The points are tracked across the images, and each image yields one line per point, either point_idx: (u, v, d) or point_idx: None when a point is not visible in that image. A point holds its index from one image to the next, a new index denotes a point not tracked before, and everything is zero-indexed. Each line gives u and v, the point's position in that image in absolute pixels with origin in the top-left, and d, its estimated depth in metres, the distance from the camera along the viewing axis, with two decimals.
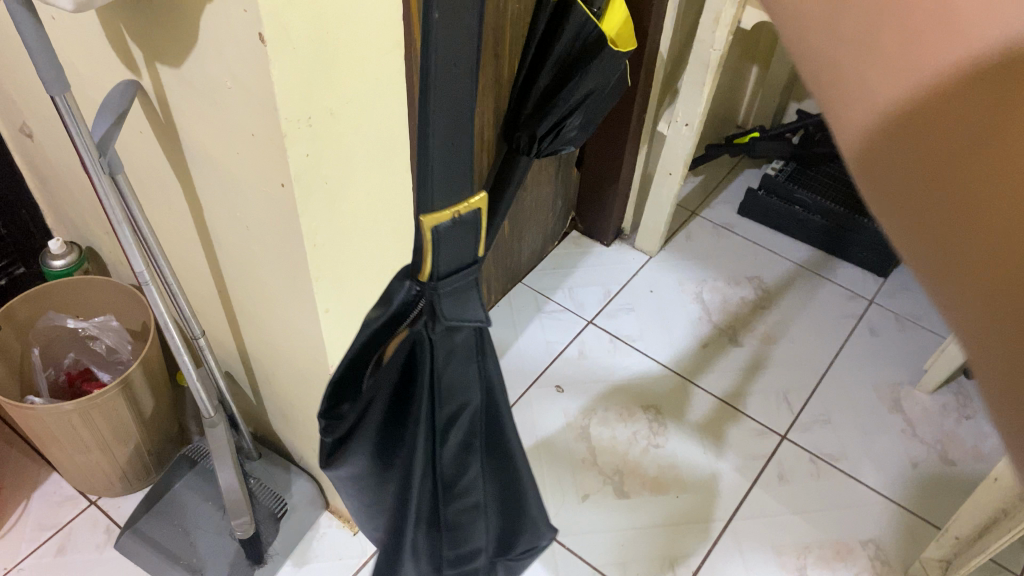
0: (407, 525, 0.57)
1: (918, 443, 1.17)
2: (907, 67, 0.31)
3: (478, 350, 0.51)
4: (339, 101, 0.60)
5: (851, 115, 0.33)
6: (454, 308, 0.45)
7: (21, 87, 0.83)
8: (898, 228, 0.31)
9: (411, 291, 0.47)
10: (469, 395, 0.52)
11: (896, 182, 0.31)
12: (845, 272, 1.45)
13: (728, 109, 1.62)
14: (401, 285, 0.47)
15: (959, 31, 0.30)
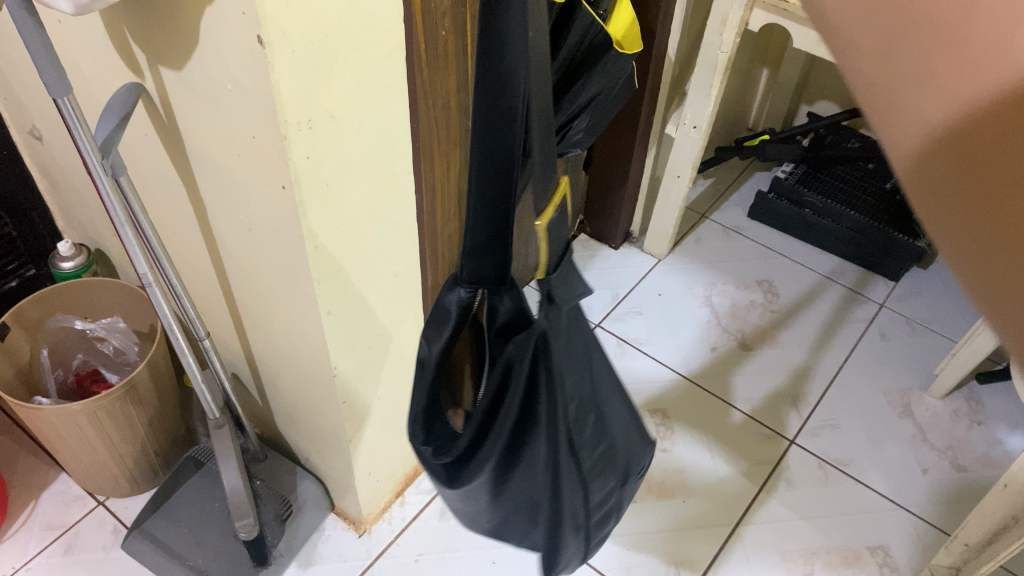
0: (563, 493, 0.65)
1: (928, 449, 1.16)
2: (969, 72, 0.24)
3: (575, 317, 0.61)
4: (339, 104, 0.60)
5: (895, 135, 0.26)
6: (563, 285, 0.57)
7: (30, 90, 0.84)
8: (991, 279, 0.23)
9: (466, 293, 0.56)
10: (573, 351, 0.61)
11: (991, 214, 0.24)
12: (882, 289, 1.41)
13: (738, 111, 1.62)
14: (453, 290, 0.57)
15: (1014, 52, 0.23)
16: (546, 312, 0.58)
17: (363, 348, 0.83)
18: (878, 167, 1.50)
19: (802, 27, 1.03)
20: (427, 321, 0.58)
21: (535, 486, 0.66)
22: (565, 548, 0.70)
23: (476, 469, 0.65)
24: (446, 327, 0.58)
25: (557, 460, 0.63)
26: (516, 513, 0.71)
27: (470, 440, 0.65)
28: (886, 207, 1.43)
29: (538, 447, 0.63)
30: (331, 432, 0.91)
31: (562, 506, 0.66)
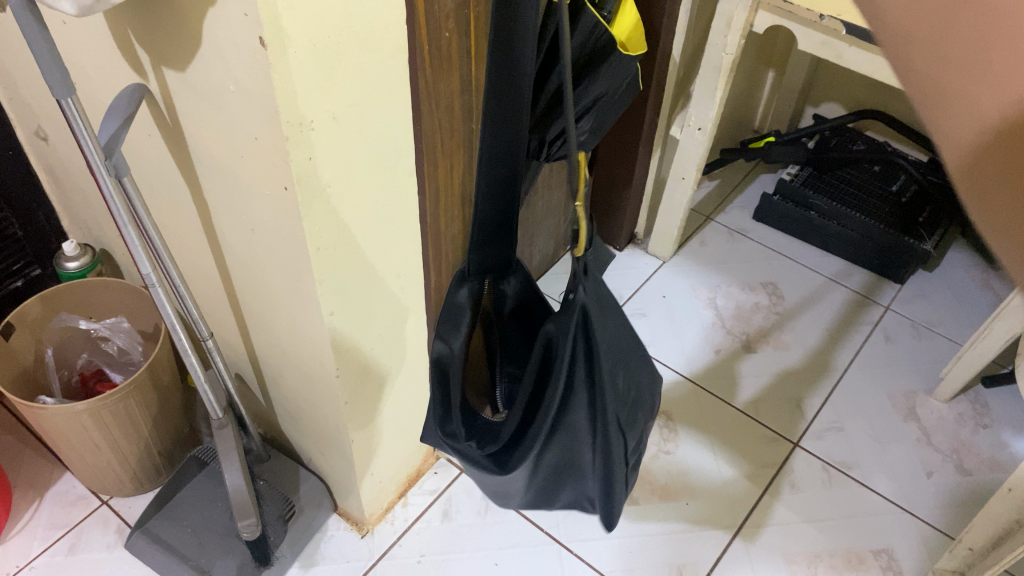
0: (615, 455, 0.74)
1: (933, 452, 1.15)
2: None
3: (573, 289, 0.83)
4: (340, 105, 0.60)
5: (944, 129, 0.21)
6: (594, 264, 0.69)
7: (35, 90, 0.84)
8: None
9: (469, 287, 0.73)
10: (608, 330, 0.71)
11: None
12: (890, 294, 1.40)
13: (744, 113, 1.61)
14: (459, 287, 0.74)
15: None
16: (583, 288, 0.68)
17: (365, 349, 0.83)
18: (883, 169, 1.50)
19: (807, 28, 1.02)
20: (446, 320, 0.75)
21: (580, 451, 0.78)
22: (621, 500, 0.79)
23: (524, 450, 0.77)
24: (459, 321, 0.75)
25: (608, 425, 0.72)
26: (562, 472, 0.82)
27: (510, 426, 0.77)
28: (892, 210, 1.42)
29: (577, 416, 0.75)
30: (333, 432, 0.91)
31: (614, 466, 0.75)
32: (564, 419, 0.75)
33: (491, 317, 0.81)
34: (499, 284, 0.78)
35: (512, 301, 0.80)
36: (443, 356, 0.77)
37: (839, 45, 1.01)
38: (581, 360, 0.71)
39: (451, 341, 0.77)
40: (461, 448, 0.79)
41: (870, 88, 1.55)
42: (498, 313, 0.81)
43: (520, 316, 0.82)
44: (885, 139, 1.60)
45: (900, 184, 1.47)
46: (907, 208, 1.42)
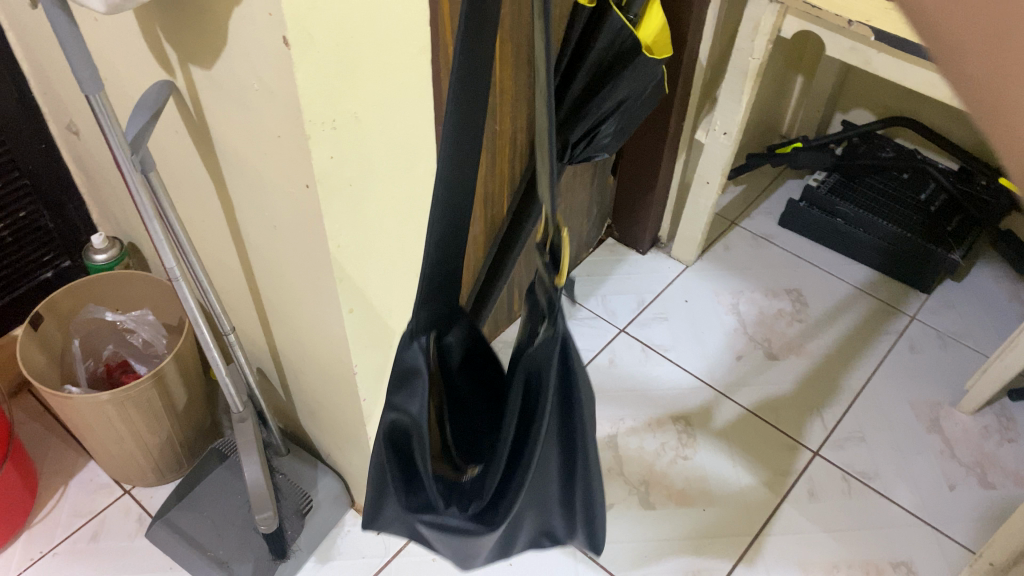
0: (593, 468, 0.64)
1: (957, 465, 1.14)
2: None
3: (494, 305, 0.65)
4: (362, 105, 0.61)
5: None
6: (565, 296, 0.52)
7: (67, 85, 0.86)
8: None
9: (424, 343, 0.56)
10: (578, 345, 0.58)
11: None
12: (915, 302, 1.39)
13: (772, 118, 1.61)
14: (411, 345, 0.56)
15: None
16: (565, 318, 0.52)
17: (384, 347, 0.83)
18: (912, 177, 1.48)
19: (835, 34, 1.01)
20: (395, 384, 0.58)
21: (549, 482, 0.67)
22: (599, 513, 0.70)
23: (511, 502, 0.60)
24: (417, 383, 0.58)
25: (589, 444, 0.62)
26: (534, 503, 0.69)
27: (491, 479, 0.61)
28: (919, 218, 1.41)
29: (549, 445, 0.63)
30: (351, 428, 0.92)
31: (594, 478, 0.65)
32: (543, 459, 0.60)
33: (441, 381, 0.62)
34: (445, 336, 0.58)
35: (460, 353, 0.61)
36: (401, 421, 0.60)
37: (867, 51, 0.99)
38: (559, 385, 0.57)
39: (410, 406, 0.59)
40: (442, 520, 0.61)
41: (900, 95, 1.53)
42: (446, 369, 0.61)
43: (469, 364, 0.63)
44: (914, 146, 1.58)
45: (930, 192, 1.45)
46: (936, 217, 1.40)
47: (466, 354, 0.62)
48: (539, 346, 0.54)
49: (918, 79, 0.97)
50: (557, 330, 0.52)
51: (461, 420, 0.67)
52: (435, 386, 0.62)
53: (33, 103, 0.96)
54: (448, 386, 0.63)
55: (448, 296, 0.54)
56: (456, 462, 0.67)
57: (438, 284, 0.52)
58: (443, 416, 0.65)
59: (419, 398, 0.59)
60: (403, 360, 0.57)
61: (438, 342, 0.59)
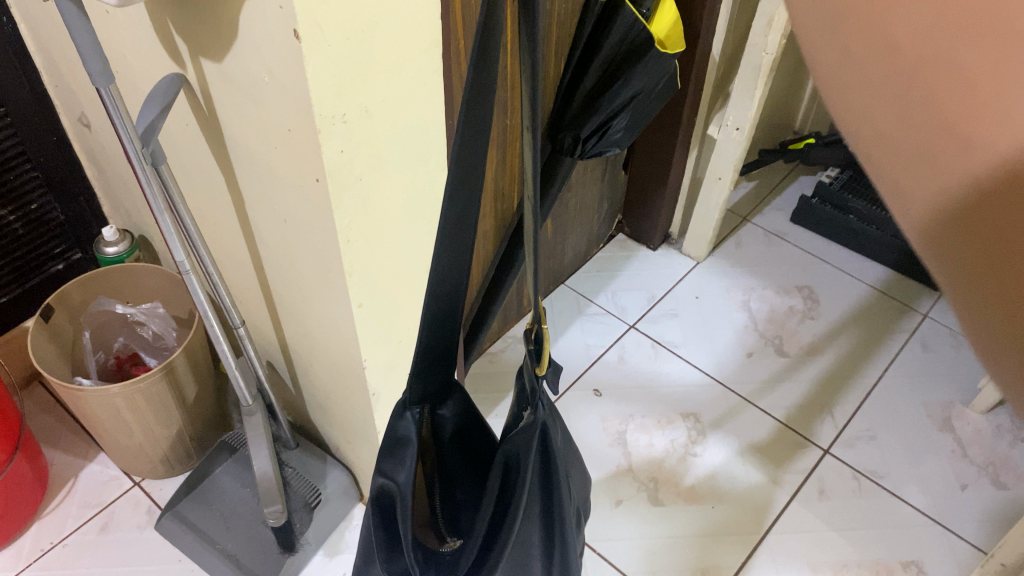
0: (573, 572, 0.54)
1: (968, 465, 1.13)
2: (958, 161, 0.26)
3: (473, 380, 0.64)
4: (373, 99, 0.60)
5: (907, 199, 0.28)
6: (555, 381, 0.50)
7: (79, 78, 0.86)
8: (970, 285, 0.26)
9: (417, 415, 0.54)
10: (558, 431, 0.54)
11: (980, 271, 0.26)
12: (928, 299, 1.38)
13: (785, 113, 1.59)
14: (404, 415, 0.53)
15: (996, 139, 0.25)
16: (544, 405, 0.50)
17: (393, 342, 0.83)
18: None
19: None
20: (382, 450, 0.54)
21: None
22: None
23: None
24: (407, 452, 0.54)
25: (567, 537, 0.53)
26: None
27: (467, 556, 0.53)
28: None
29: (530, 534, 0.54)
30: (360, 422, 0.91)
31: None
32: (522, 544, 0.53)
33: (432, 454, 0.58)
34: (439, 410, 0.55)
35: (454, 429, 0.57)
36: (387, 488, 0.55)
37: None
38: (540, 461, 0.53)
39: (397, 475, 0.54)
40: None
41: None
42: (439, 443, 0.57)
43: (464, 444, 0.59)
44: None
45: None
46: None
47: (462, 431, 0.58)
48: (519, 435, 0.51)
49: None
50: (537, 416, 0.50)
51: (451, 497, 0.60)
52: (425, 458, 0.58)
53: (44, 94, 0.96)
54: (440, 460, 0.59)
55: (440, 374, 0.52)
56: (442, 532, 0.60)
57: (432, 354, 0.49)
58: (435, 490, 0.60)
59: (406, 467, 0.55)
60: (394, 430, 0.54)
61: (432, 416, 0.55)
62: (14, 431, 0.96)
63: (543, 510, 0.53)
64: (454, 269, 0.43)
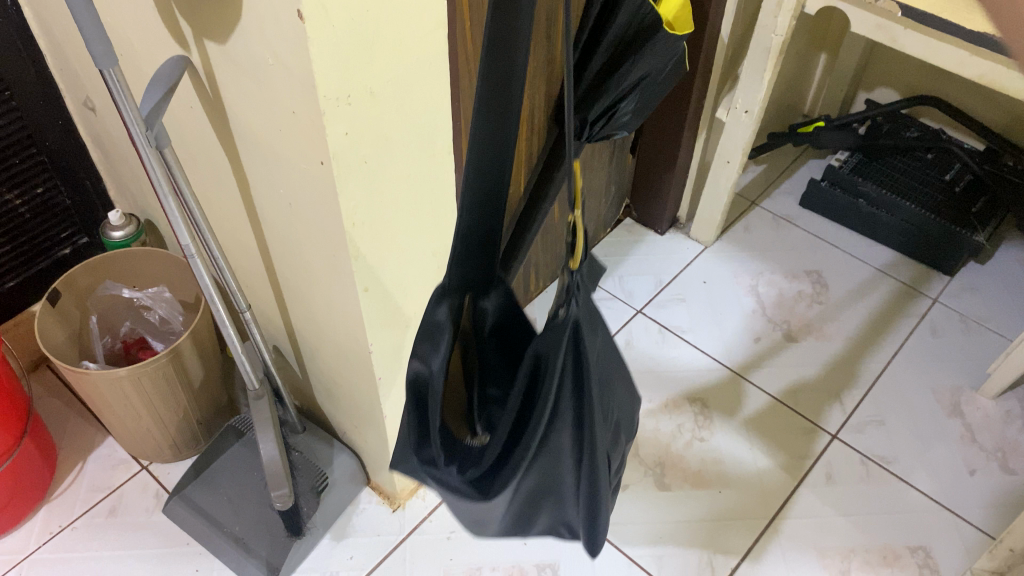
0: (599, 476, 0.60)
1: (978, 450, 1.12)
2: None
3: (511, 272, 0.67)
4: (377, 81, 0.60)
5: None
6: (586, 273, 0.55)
7: (82, 61, 0.85)
8: None
9: (453, 302, 0.58)
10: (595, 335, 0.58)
11: None
12: (936, 284, 1.37)
13: (794, 96, 1.58)
14: (440, 302, 0.57)
15: None
16: (575, 303, 0.54)
17: (399, 327, 0.83)
18: (937, 158, 1.46)
19: (861, 11, 0.99)
20: (418, 338, 0.58)
21: (564, 476, 0.63)
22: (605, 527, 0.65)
23: (507, 478, 0.62)
24: (441, 340, 0.59)
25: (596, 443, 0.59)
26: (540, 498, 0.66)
27: (490, 450, 0.62)
28: (944, 199, 1.38)
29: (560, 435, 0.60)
30: (367, 407, 0.91)
31: (601, 496, 0.62)
32: (552, 445, 0.61)
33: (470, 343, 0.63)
34: (481, 301, 0.60)
35: (494, 321, 0.62)
36: (421, 374, 0.60)
37: (894, 28, 0.97)
38: (573, 375, 0.57)
39: (431, 362, 0.59)
40: (440, 476, 0.62)
41: (925, 75, 1.50)
42: (478, 333, 0.63)
43: (502, 334, 0.64)
44: (940, 126, 1.54)
45: (955, 173, 1.43)
46: (961, 199, 1.38)
47: (502, 323, 0.63)
48: (552, 327, 0.56)
49: (944, 57, 0.95)
50: (568, 313, 0.54)
51: (486, 391, 0.67)
52: (465, 349, 0.64)
53: (48, 77, 0.96)
54: (478, 352, 0.64)
55: (483, 263, 0.56)
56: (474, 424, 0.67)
57: (471, 240, 0.54)
58: (474, 384, 0.67)
59: (439, 356, 0.59)
60: (433, 317, 0.58)
61: (473, 303, 0.60)
62: (22, 415, 0.96)
63: (574, 415, 0.59)
64: (496, 147, 0.48)
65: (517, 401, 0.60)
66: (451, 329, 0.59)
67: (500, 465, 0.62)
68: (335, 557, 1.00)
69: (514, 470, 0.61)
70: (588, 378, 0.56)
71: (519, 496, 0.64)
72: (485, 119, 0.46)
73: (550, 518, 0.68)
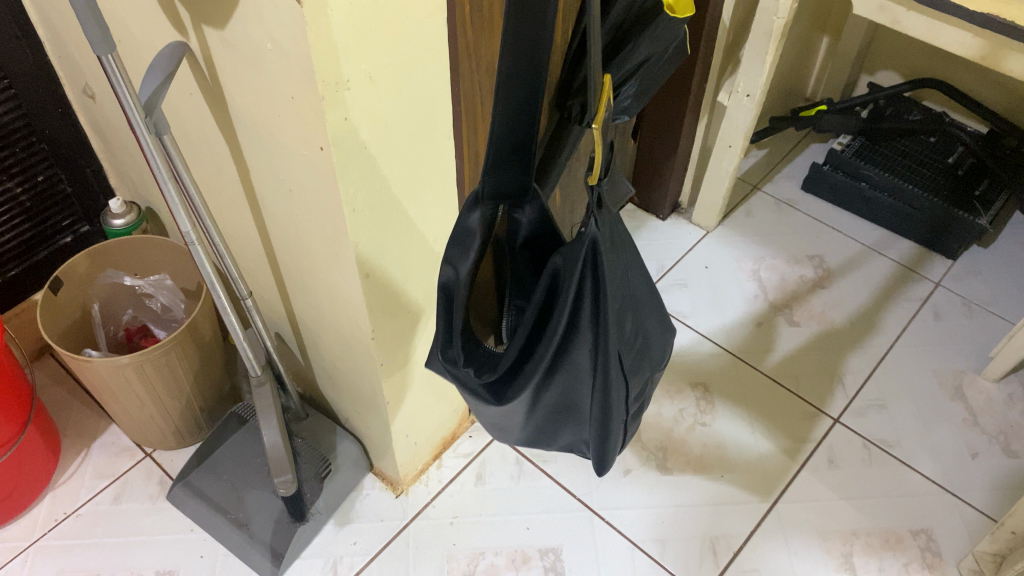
0: (611, 394, 0.63)
1: (979, 433, 1.13)
2: None
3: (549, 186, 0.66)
4: (376, 66, 0.59)
5: None
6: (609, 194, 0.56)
7: (81, 48, 0.85)
8: None
9: (487, 211, 0.56)
10: (613, 252, 0.59)
11: None
12: (937, 266, 1.37)
13: (797, 80, 1.57)
14: (473, 210, 0.56)
15: None
16: (597, 220, 0.56)
17: (401, 312, 0.83)
18: (940, 141, 1.45)
19: None
20: (449, 243, 0.57)
21: (581, 388, 0.65)
22: (611, 448, 0.67)
23: (523, 384, 0.63)
24: (471, 247, 0.57)
25: (609, 362, 0.61)
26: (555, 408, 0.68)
27: (508, 356, 0.62)
28: (947, 182, 1.38)
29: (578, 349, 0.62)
30: (369, 392, 0.92)
31: (612, 414, 0.64)
32: (569, 357, 0.63)
33: (502, 254, 0.62)
34: (515, 212, 0.58)
35: (528, 232, 0.60)
36: (450, 283, 0.58)
37: (897, 10, 0.97)
38: (592, 290, 0.58)
39: (460, 267, 0.58)
40: (460, 375, 0.62)
41: (929, 57, 1.50)
42: (511, 242, 0.61)
43: (535, 248, 0.62)
44: (942, 109, 1.54)
45: (957, 156, 1.43)
46: (964, 181, 1.38)
47: (535, 238, 0.61)
48: (573, 243, 0.57)
49: (946, 38, 0.94)
50: (587, 229, 0.56)
51: (513, 301, 0.66)
52: (497, 258, 0.62)
53: (48, 66, 0.96)
54: (511, 262, 0.63)
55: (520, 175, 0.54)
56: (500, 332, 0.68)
57: (503, 153, 0.52)
58: (503, 292, 0.66)
59: (468, 263, 0.58)
60: (466, 223, 0.57)
61: (508, 212, 0.58)
62: (25, 404, 0.97)
63: (592, 331, 0.60)
64: (526, 65, 0.47)
65: (534, 313, 0.61)
66: (483, 237, 0.57)
67: (517, 371, 0.63)
68: (339, 543, 1.01)
69: (529, 377, 0.63)
70: (604, 294, 0.58)
71: (534, 404, 0.67)
72: (514, 50, 0.46)
73: (566, 430, 0.71)
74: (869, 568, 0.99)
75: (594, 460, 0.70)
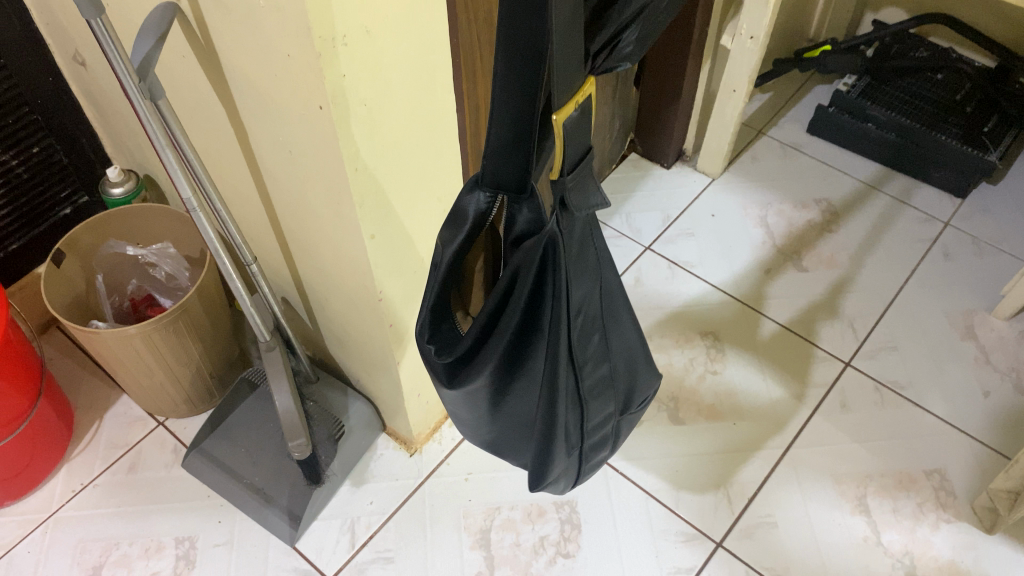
0: (556, 411, 0.64)
1: (992, 372, 1.12)
2: None
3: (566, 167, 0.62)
4: (374, 19, 0.58)
5: None
6: (578, 196, 0.51)
7: (69, 13, 0.83)
8: None
9: (485, 197, 0.54)
10: (586, 271, 0.59)
11: None
12: (922, 196, 1.37)
13: (800, 20, 1.54)
14: (474, 192, 0.54)
15: None
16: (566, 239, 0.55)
17: (407, 272, 0.82)
18: (947, 78, 1.43)
19: None
20: (444, 220, 0.56)
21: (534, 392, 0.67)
22: (550, 460, 0.70)
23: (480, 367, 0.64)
24: (463, 228, 0.56)
25: (558, 379, 0.63)
26: (510, 407, 0.70)
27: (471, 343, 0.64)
28: (955, 119, 1.36)
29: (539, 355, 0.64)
30: (379, 354, 0.91)
31: (555, 429, 0.66)
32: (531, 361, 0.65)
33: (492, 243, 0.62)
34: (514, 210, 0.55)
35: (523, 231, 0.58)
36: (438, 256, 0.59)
37: None
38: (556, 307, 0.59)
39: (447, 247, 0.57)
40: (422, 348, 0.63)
41: None
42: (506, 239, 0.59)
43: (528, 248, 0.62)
44: (950, 45, 1.51)
45: (966, 92, 1.40)
46: (973, 118, 1.36)
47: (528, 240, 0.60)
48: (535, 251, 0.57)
49: None
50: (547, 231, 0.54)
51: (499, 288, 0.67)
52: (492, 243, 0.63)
53: (37, 34, 0.94)
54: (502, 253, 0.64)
55: (513, 162, 0.50)
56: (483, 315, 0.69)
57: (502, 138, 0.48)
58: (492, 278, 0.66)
59: (456, 243, 0.57)
60: (464, 204, 0.55)
61: (507, 207, 0.56)
62: (36, 378, 0.97)
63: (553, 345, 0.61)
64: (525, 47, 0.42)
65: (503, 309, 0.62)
66: (474, 222, 0.56)
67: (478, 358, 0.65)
68: (356, 503, 1.01)
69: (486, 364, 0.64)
70: (561, 298, 0.58)
71: (491, 397, 0.69)
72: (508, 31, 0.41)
73: (523, 432, 0.73)
74: (884, 510, 0.99)
75: (537, 466, 0.71)
